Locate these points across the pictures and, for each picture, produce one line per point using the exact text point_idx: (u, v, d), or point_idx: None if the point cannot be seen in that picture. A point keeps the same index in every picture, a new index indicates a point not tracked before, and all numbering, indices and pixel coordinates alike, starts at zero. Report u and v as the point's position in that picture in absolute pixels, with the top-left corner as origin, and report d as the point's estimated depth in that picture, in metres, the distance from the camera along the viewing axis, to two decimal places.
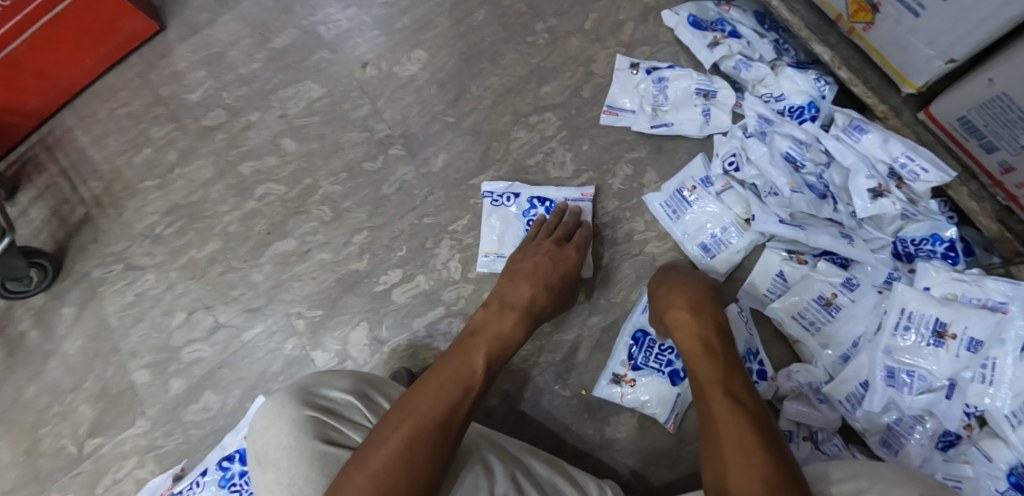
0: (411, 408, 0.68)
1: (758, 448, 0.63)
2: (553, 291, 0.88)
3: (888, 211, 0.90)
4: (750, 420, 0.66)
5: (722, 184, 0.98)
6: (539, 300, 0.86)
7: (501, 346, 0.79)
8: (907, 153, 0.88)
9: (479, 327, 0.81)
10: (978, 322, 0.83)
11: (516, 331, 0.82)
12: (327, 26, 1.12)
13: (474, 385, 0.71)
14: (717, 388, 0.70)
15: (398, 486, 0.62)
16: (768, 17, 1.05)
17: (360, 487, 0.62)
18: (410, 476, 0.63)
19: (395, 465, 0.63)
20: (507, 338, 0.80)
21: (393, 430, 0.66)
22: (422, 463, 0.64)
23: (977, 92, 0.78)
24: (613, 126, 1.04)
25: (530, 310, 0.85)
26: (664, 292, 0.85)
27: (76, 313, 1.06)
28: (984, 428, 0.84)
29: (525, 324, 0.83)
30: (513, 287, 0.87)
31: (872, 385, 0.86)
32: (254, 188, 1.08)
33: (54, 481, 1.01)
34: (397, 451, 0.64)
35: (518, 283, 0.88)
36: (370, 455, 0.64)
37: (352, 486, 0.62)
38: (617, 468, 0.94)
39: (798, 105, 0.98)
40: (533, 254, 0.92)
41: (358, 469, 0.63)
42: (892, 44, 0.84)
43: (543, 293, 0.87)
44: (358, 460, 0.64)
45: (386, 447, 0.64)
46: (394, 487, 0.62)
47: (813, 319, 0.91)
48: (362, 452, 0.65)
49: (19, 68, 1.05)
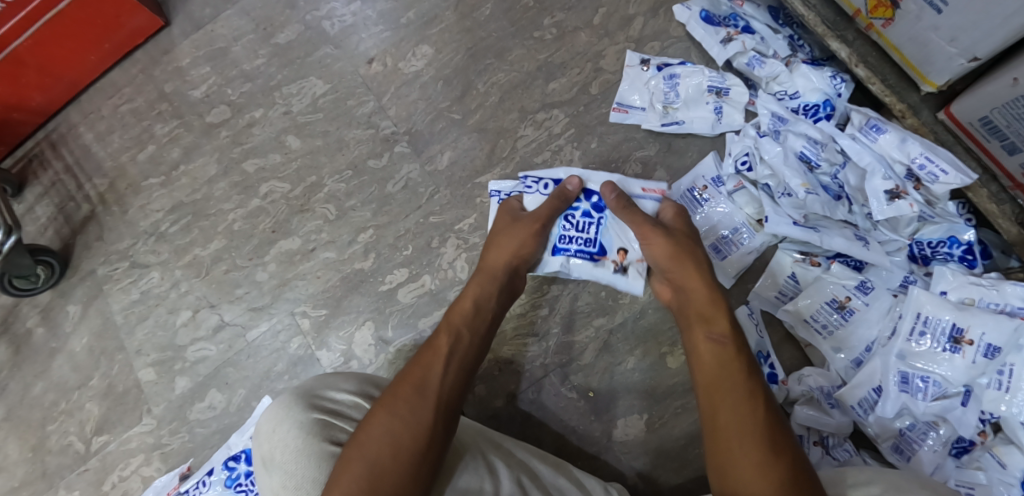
0: (396, 389, 0.70)
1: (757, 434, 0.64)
2: (515, 229, 0.86)
3: (905, 212, 0.88)
4: (752, 387, 0.68)
5: (734, 183, 0.95)
6: (501, 261, 0.84)
7: (475, 312, 0.80)
8: (926, 154, 0.86)
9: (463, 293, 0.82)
10: (996, 327, 0.81)
11: (483, 295, 0.81)
12: (332, 21, 1.10)
13: (442, 344, 0.75)
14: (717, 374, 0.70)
15: (388, 465, 0.63)
16: (783, 11, 1.02)
17: (352, 465, 0.63)
18: (395, 447, 0.64)
19: (385, 438, 0.65)
20: (480, 305, 0.80)
21: (381, 403, 0.68)
22: (409, 432, 0.65)
23: (1001, 92, 0.76)
24: (622, 124, 1.02)
25: (489, 270, 0.84)
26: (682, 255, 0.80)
27: (81, 311, 1.06)
28: (999, 435, 0.81)
29: (502, 287, 0.83)
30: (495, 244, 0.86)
31: (886, 390, 0.84)
32: (258, 186, 1.07)
33: (61, 477, 1.01)
34: (384, 424, 0.66)
35: (495, 241, 0.86)
36: (362, 437, 0.65)
37: (347, 469, 0.63)
38: (624, 471, 0.93)
39: (813, 103, 0.96)
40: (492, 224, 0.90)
41: (355, 451, 0.64)
42: (912, 40, 0.82)
43: (510, 240, 0.85)
44: (353, 442, 0.65)
45: (375, 424, 0.66)
46: (381, 459, 0.63)
47: (826, 323, 0.89)
48: (355, 437, 0.65)
49: (22, 64, 1.04)
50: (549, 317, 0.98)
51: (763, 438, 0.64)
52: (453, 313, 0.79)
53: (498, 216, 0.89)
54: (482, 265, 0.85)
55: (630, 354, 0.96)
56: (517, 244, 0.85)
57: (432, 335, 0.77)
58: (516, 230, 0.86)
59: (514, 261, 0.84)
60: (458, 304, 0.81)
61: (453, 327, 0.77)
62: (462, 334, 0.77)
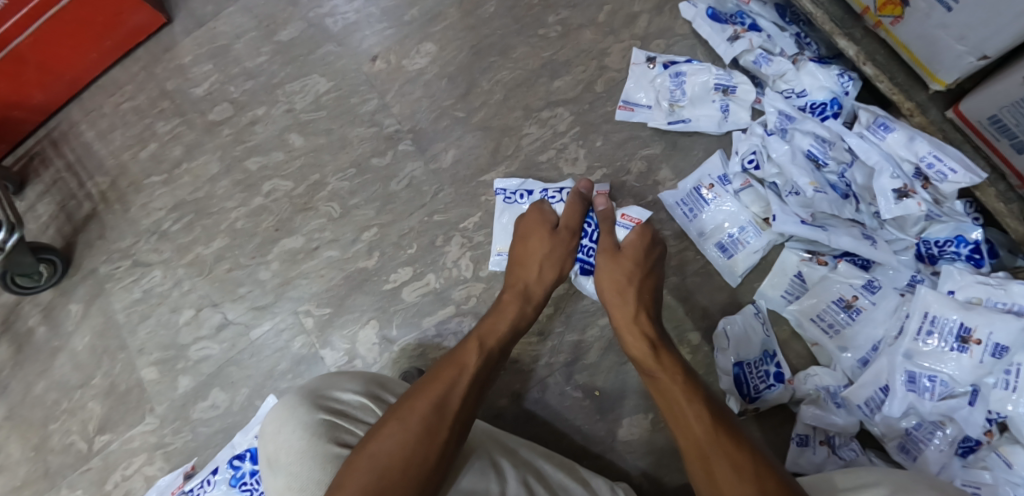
0: (413, 401, 0.69)
1: (722, 442, 0.65)
2: (551, 245, 0.91)
3: (913, 211, 0.87)
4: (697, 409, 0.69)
5: (741, 181, 0.95)
6: (535, 281, 0.88)
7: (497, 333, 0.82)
8: (935, 153, 0.85)
9: (494, 312, 0.85)
10: (1004, 327, 0.80)
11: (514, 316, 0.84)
12: (334, 18, 1.10)
13: (468, 363, 0.75)
14: (676, 396, 0.72)
15: (396, 478, 0.63)
16: (789, 9, 1.02)
17: (360, 471, 0.62)
18: (405, 460, 0.64)
19: (395, 449, 0.64)
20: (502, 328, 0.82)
21: (395, 414, 0.67)
22: (422, 448, 0.65)
23: (1010, 91, 0.75)
24: (627, 122, 1.01)
25: (525, 286, 0.88)
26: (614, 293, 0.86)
27: (83, 309, 1.05)
28: (1005, 434, 0.81)
29: (538, 307, 0.88)
30: (523, 263, 0.90)
31: (893, 390, 0.83)
32: (261, 184, 1.06)
33: (64, 476, 1.00)
34: (396, 435, 0.65)
35: (523, 259, 0.90)
36: (371, 445, 0.65)
37: (354, 475, 0.62)
38: (629, 471, 0.93)
39: (819, 102, 0.95)
40: (513, 238, 0.94)
41: (363, 458, 0.63)
42: (920, 38, 0.81)
43: (550, 255, 0.90)
44: (360, 449, 0.64)
45: (384, 432, 0.65)
46: (390, 469, 0.63)
47: (832, 322, 0.89)
48: (364, 444, 0.65)
49: (23, 62, 1.02)
50: (554, 317, 0.97)
51: (724, 451, 0.64)
52: (481, 334, 0.81)
53: (521, 232, 0.93)
54: (518, 276, 0.89)
55: None
56: (553, 261, 0.90)
57: (456, 350, 0.78)
58: (553, 246, 0.91)
59: (546, 281, 0.89)
60: (489, 325, 0.82)
61: (480, 342, 0.79)
62: (485, 352, 0.78)
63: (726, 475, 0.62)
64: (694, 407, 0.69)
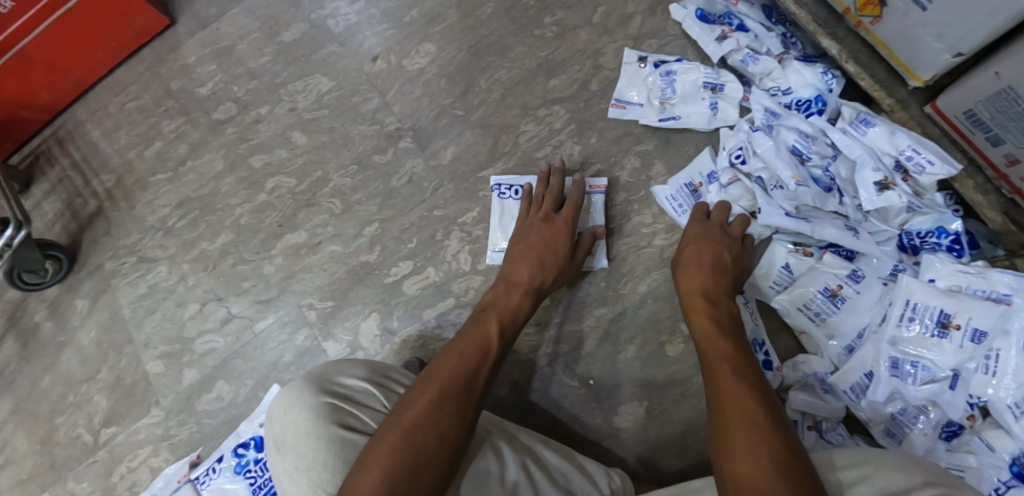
0: (439, 373, 0.73)
1: (755, 421, 0.65)
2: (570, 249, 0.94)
3: (894, 203, 0.91)
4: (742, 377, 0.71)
5: (729, 176, 0.98)
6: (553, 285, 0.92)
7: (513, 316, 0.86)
8: (913, 147, 0.89)
9: (507, 298, 0.88)
10: (983, 313, 0.84)
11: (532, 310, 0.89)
12: (336, 20, 1.13)
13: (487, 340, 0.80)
14: (722, 366, 0.73)
15: (425, 435, 0.66)
16: (775, 10, 1.06)
17: (391, 433, 0.66)
18: (437, 423, 0.67)
19: (421, 412, 0.67)
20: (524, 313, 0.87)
21: (424, 386, 0.71)
22: (448, 412, 0.68)
23: (984, 86, 0.79)
24: (621, 119, 1.04)
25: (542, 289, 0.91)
26: (688, 272, 0.89)
27: (90, 305, 1.07)
28: (988, 419, 0.85)
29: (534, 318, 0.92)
30: (533, 248, 0.93)
31: (877, 375, 0.87)
32: (264, 181, 1.09)
33: (70, 469, 1.02)
34: (420, 400, 0.69)
35: (515, 261, 0.93)
36: (401, 411, 0.68)
37: (384, 437, 0.65)
38: (625, 457, 0.96)
39: (805, 99, 0.99)
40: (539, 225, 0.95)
41: (394, 423, 0.67)
42: (900, 37, 0.85)
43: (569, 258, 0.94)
44: (392, 416, 0.68)
45: (414, 400, 0.69)
46: (417, 429, 0.66)
47: (818, 311, 0.92)
48: (394, 413, 0.68)
49: (31, 61, 1.05)
50: (550, 308, 1.00)
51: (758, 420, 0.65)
52: (500, 316, 0.85)
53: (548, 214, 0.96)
54: (534, 266, 0.91)
55: (629, 343, 0.98)
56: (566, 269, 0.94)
57: (472, 329, 0.82)
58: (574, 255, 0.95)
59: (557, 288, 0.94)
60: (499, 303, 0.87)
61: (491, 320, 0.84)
62: (501, 329, 0.83)
63: (743, 444, 0.64)
64: (737, 383, 0.70)
